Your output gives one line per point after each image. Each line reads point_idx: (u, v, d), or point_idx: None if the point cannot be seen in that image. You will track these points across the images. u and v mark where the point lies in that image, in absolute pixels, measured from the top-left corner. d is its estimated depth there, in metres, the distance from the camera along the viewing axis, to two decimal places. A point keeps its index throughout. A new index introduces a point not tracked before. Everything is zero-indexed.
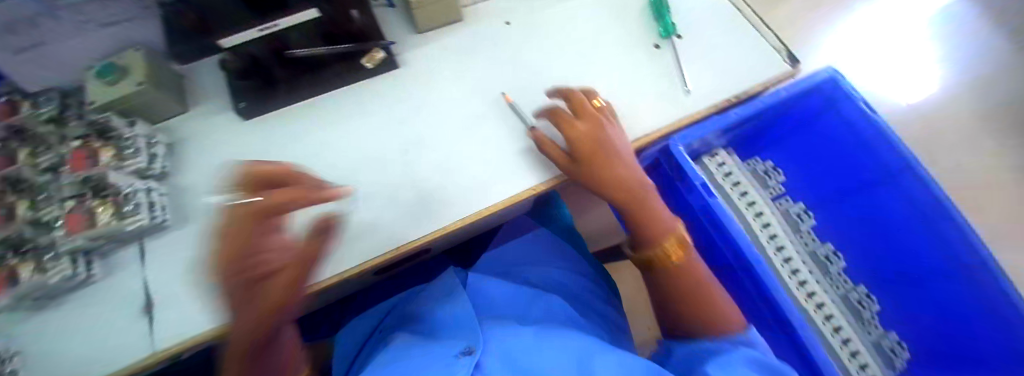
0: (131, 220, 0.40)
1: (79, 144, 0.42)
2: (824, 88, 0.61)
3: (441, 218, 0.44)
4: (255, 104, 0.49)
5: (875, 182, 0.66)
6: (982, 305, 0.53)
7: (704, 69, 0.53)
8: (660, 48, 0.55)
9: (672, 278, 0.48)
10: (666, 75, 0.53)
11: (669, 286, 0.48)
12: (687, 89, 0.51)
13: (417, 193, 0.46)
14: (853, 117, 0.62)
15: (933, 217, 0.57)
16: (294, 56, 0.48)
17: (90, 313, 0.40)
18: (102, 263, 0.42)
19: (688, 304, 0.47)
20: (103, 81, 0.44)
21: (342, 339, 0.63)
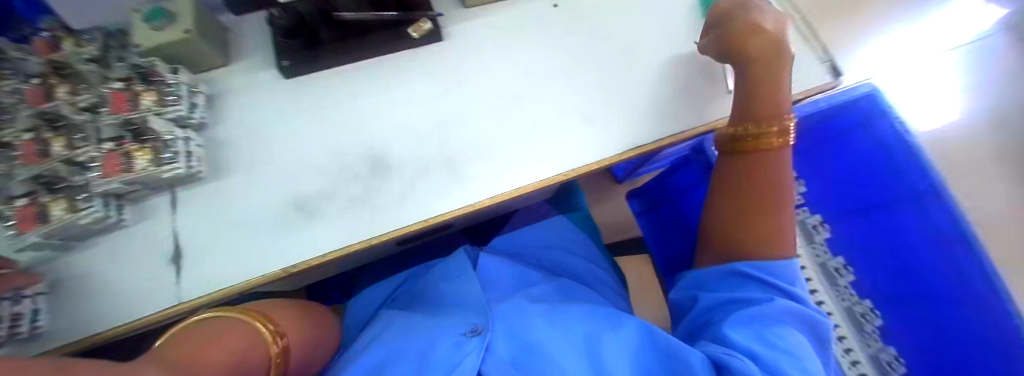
0: (167, 168, 0.39)
1: (121, 86, 0.41)
2: (861, 105, 0.69)
3: (478, 195, 0.44)
4: (302, 61, 0.47)
5: (909, 200, 0.70)
6: (982, 321, 0.59)
7: None
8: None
9: (747, 175, 0.48)
10: (711, 73, 0.52)
11: (741, 191, 0.49)
12: (729, 89, 0.51)
13: (455, 167, 0.45)
14: (884, 133, 0.69)
15: (950, 238, 0.63)
16: (341, 19, 0.48)
17: (120, 257, 0.40)
18: (134, 208, 0.42)
19: (746, 212, 0.49)
20: (148, 25, 0.43)
21: (350, 311, 0.62)
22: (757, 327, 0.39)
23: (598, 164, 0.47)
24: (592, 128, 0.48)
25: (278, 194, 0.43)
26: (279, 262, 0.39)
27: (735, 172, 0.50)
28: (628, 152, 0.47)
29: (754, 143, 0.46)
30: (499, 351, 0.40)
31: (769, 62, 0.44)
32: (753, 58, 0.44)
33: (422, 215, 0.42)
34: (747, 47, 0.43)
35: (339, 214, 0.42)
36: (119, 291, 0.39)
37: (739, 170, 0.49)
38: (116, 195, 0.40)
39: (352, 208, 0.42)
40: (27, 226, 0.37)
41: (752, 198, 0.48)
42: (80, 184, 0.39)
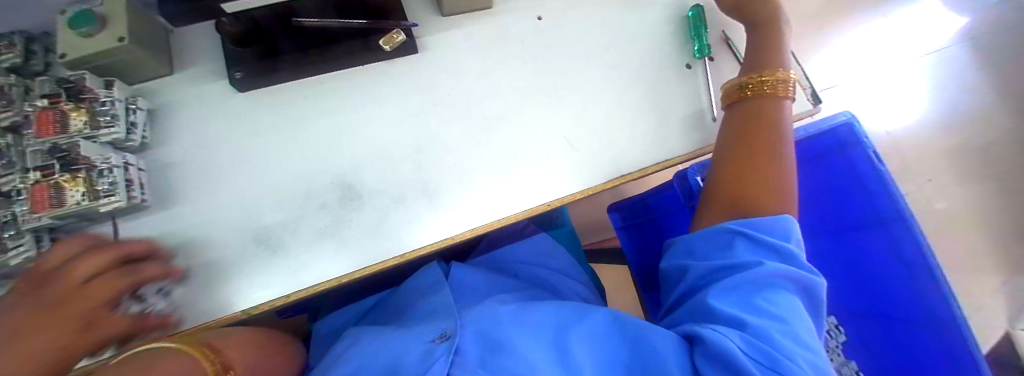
0: (114, 195, 0.35)
1: (47, 105, 0.36)
2: (841, 133, 0.62)
3: (449, 229, 0.41)
4: (252, 76, 0.42)
5: (861, 226, 0.61)
6: (945, 363, 0.51)
7: None
8: (691, 69, 0.52)
9: (748, 121, 0.44)
10: (697, 98, 0.51)
11: (744, 137, 0.43)
12: (715, 117, 0.50)
13: (427, 197, 0.42)
14: (862, 163, 0.60)
15: (913, 268, 0.55)
16: (305, 27, 0.43)
17: None
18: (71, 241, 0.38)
19: (751, 158, 0.42)
20: (74, 31, 0.37)
21: (318, 333, 0.59)
22: (748, 298, 0.36)
23: (580, 194, 0.45)
24: (573, 155, 0.47)
25: (233, 227, 0.39)
26: (239, 303, 0.37)
27: (743, 119, 0.44)
28: (610, 181, 0.46)
29: (755, 88, 0.43)
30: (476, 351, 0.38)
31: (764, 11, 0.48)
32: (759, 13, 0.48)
33: (388, 251, 0.40)
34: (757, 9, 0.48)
35: (302, 249, 0.39)
36: None
37: (746, 117, 0.44)
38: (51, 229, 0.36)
39: (316, 243, 0.39)
40: None
41: (760, 146, 0.42)
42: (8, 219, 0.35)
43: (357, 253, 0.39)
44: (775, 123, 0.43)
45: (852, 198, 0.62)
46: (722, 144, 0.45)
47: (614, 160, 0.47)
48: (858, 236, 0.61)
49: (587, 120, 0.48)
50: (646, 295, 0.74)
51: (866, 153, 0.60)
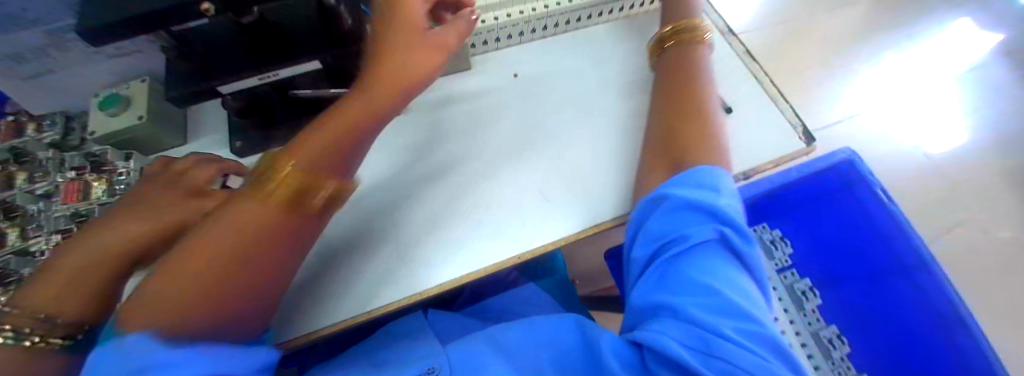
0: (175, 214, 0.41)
1: (75, 176, 0.43)
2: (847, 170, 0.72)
3: (415, 285, 0.41)
4: (251, 143, 0.49)
5: (886, 272, 0.65)
6: None
7: None
8: None
9: (679, 84, 0.45)
10: None
11: (677, 97, 0.44)
12: None
13: (402, 251, 0.44)
14: (869, 202, 0.69)
15: (941, 310, 0.57)
16: (298, 96, 0.49)
17: None
18: None
19: (674, 112, 0.43)
20: (103, 112, 0.44)
21: None
22: (674, 275, 0.33)
23: (552, 245, 0.44)
24: (546, 206, 0.46)
25: None
26: None
27: (671, 85, 0.46)
28: (582, 231, 0.45)
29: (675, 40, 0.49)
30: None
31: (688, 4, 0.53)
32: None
33: (354, 309, 0.40)
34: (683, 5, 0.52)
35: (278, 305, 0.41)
36: None
37: (677, 82, 0.46)
38: None
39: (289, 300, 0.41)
40: None
41: (691, 102, 0.43)
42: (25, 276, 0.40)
43: (327, 312, 0.41)
44: (701, 86, 0.45)
45: (865, 239, 0.68)
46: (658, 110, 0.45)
47: (587, 210, 0.46)
48: (881, 281, 0.65)
49: (561, 170, 0.49)
50: None
51: (872, 189, 0.69)
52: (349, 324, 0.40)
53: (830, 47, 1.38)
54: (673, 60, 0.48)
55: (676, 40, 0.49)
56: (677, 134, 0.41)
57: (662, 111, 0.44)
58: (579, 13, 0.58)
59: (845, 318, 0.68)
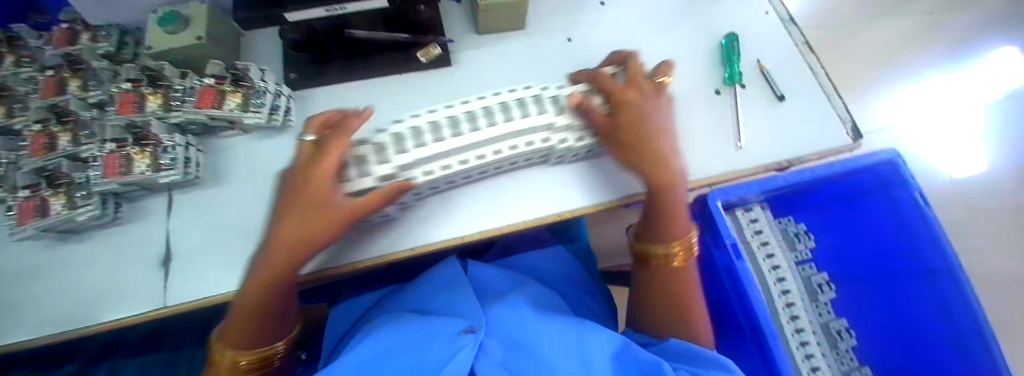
0: (249, 114, 0.43)
1: (129, 87, 0.43)
2: (881, 172, 0.58)
3: (450, 230, 0.46)
4: (300, 77, 0.49)
5: (901, 274, 0.63)
6: None
7: (759, 126, 0.52)
8: (721, 94, 0.54)
9: (658, 226, 0.47)
10: (723, 126, 0.52)
11: (663, 234, 0.47)
12: (740, 144, 0.51)
13: (444, 198, 0.48)
14: (907, 205, 0.58)
15: (959, 326, 0.55)
16: (353, 37, 0.49)
17: (114, 253, 0.41)
18: (132, 206, 0.43)
19: (664, 236, 0.47)
20: (161, 28, 0.44)
21: (333, 316, 0.59)
22: None
23: (586, 208, 0.48)
24: (583, 172, 0.50)
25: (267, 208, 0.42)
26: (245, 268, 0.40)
27: (648, 222, 0.48)
28: (616, 199, 0.49)
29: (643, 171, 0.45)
30: (492, 356, 0.40)
31: (636, 105, 0.46)
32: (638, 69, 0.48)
33: (391, 246, 0.45)
34: (641, 125, 0.45)
35: None
36: (104, 290, 0.40)
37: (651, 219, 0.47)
38: (114, 194, 0.41)
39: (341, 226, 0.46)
40: (27, 218, 0.38)
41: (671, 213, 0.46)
42: (80, 180, 0.40)
43: (371, 244, 0.45)
44: (671, 173, 0.45)
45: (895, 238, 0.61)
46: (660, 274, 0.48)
47: (616, 185, 0.49)
48: (908, 284, 0.61)
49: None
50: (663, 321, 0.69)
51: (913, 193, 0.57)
52: (369, 263, 0.45)
53: (869, 55, 1.35)
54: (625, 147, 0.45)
55: (645, 167, 0.45)
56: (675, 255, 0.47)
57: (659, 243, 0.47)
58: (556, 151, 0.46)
59: (859, 314, 0.68)
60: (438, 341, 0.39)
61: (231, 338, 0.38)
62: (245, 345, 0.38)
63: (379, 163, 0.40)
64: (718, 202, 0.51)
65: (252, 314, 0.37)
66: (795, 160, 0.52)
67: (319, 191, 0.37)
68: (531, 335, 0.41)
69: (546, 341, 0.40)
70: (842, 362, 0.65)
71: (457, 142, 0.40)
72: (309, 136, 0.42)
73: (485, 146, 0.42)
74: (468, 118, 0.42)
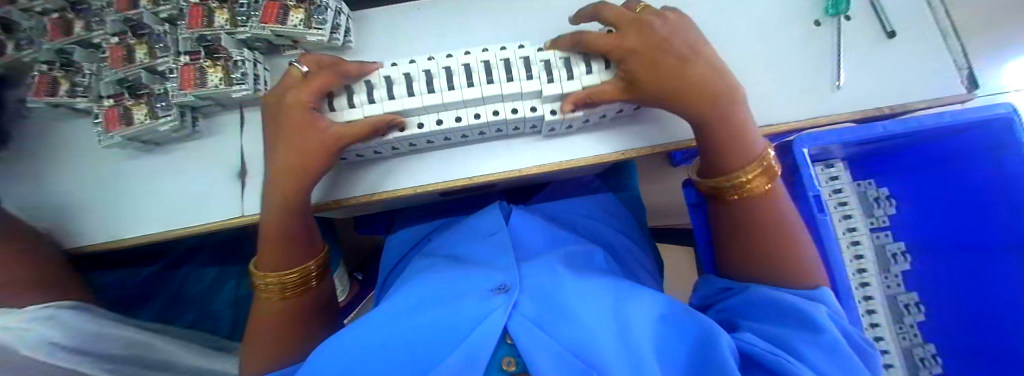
0: (313, 31, 0.41)
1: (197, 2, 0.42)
2: (993, 130, 0.46)
3: (493, 165, 0.44)
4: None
5: (1000, 242, 0.51)
6: None
7: (862, 66, 0.46)
8: (822, 25, 0.48)
9: (719, 151, 0.36)
10: (821, 64, 0.46)
11: (719, 166, 0.37)
12: (836, 83, 0.45)
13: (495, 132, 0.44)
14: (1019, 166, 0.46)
15: None
16: None
17: (194, 165, 0.43)
18: (206, 123, 0.44)
19: (731, 162, 0.36)
20: None
21: (387, 246, 0.63)
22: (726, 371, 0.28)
23: (654, 149, 0.43)
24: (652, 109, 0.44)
25: None
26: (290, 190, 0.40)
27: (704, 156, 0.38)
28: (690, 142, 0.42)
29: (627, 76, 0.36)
30: (523, 310, 0.34)
31: (637, 54, 0.33)
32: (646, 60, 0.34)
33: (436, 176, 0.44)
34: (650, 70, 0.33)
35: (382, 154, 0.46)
36: (189, 197, 0.42)
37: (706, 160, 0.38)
38: (190, 108, 0.42)
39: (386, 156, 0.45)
40: (114, 126, 0.40)
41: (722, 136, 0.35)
42: (158, 92, 0.42)
43: (414, 174, 0.44)
44: (696, 82, 0.34)
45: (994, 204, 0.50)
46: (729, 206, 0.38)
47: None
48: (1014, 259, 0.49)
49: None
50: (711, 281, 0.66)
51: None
52: (405, 194, 0.44)
53: None
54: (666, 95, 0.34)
55: (661, 88, 0.34)
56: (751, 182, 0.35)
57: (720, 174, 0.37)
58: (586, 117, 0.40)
59: (938, 289, 0.57)
60: (465, 296, 0.36)
61: (267, 261, 0.38)
62: (286, 269, 0.38)
63: (401, 93, 0.38)
64: (805, 148, 0.47)
65: (289, 207, 0.37)
66: (901, 106, 0.45)
67: (287, 118, 0.35)
68: (562, 289, 0.36)
69: (583, 301, 0.34)
70: (902, 339, 0.58)
71: (470, 94, 0.37)
72: (302, 66, 0.36)
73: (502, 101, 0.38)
74: (503, 67, 0.39)
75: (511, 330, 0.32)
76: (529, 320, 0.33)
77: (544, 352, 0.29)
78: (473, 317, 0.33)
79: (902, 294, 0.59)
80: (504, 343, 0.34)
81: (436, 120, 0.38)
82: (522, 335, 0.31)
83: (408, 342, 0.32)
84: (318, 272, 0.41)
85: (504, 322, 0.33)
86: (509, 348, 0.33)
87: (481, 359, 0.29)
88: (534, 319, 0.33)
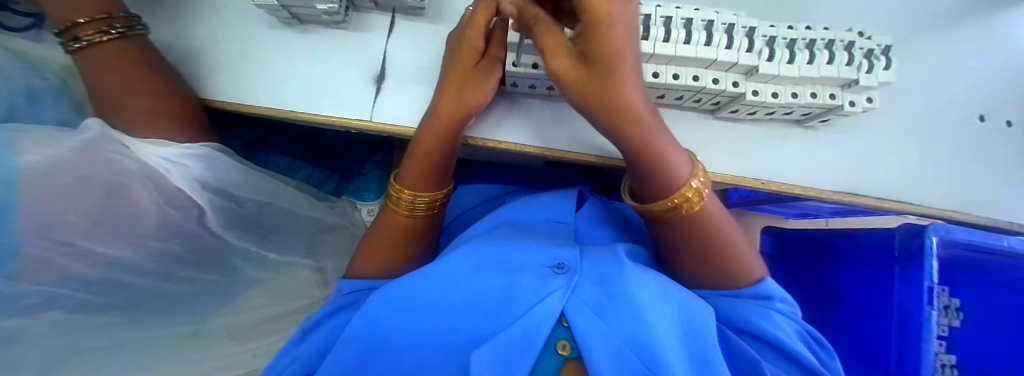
0: None
1: None
2: None
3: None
4: None
5: None
6: None
7: (985, 175, 0.44)
8: (1012, 152, 0.45)
9: (644, 179, 0.36)
10: (951, 166, 0.44)
11: (652, 187, 0.37)
12: (954, 190, 0.44)
13: None
14: None
15: None
16: None
17: (332, 54, 0.41)
18: (356, 14, 0.42)
19: (658, 191, 0.36)
20: None
21: (454, 195, 0.59)
22: None
23: (797, 189, 0.40)
24: (811, 147, 0.42)
25: None
26: (413, 111, 0.40)
27: (636, 174, 0.37)
28: (835, 194, 0.41)
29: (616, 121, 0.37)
30: (582, 294, 0.35)
31: (599, 81, 0.31)
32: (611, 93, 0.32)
33: (570, 146, 0.42)
34: (603, 59, 0.30)
35: (520, 106, 0.43)
36: (324, 87, 0.41)
37: (673, 226, 0.38)
38: None
39: (522, 110, 0.43)
40: None
41: (649, 159, 0.34)
42: None
43: (545, 136, 0.42)
44: (624, 107, 0.32)
45: None
46: (661, 225, 0.39)
47: (865, 178, 0.42)
48: None
49: (864, 129, 0.42)
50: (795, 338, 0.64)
51: None
52: (530, 152, 0.41)
53: None
54: (590, 99, 0.33)
55: (590, 102, 0.33)
56: (681, 207, 0.36)
57: (650, 199, 0.37)
58: (737, 106, 0.38)
59: None
60: (526, 274, 0.37)
61: (412, 177, 0.40)
62: (416, 184, 0.40)
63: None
64: (933, 237, 0.41)
65: (444, 127, 0.37)
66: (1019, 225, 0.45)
67: (465, 34, 0.36)
68: (628, 279, 0.35)
69: (650, 298, 0.34)
70: None
71: (646, 48, 0.33)
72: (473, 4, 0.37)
73: (676, 66, 0.35)
74: (702, 28, 0.35)
75: (569, 315, 0.33)
76: (584, 306, 0.34)
77: (604, 350, 0.31)
78: (529, 303, 0.34)
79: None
80: (560, 325, 0.34)
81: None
82: (580, 324, 0.32)
83: (460, 308, 0.34)
84: (443, 200, 0.43)
85: (562, 306, 0.34)
86: (564, 331, 0.33)
87: (537, 343, 0.31)
88: (586, 307, 0.34)
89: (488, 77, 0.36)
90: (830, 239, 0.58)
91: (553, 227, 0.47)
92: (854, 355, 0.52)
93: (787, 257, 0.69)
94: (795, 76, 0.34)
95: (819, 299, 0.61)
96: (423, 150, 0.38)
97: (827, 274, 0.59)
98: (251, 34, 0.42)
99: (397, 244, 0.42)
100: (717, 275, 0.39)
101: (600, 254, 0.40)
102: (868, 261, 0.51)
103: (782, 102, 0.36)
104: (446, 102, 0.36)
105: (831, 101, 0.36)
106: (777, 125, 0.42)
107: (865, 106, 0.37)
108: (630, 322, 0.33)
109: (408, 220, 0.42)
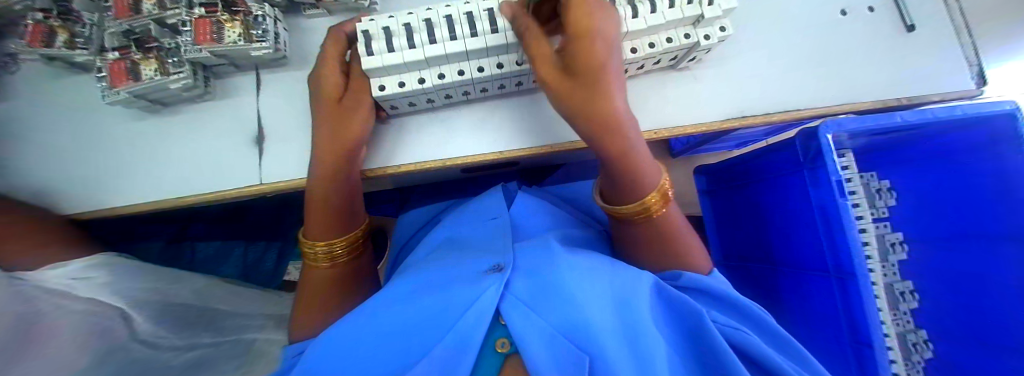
0: None
1: None
2: None
3: (521, 141, 0.42)
4: None
5: None
6: None
7: (863, 64, 0.47)
8: (881, 33, 0.48)
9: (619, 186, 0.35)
10: (830, 65, 0.46)
11: (622, 194, 0.35)
12: (840, 85, 0.46)
13: (517, 104, 0.43)
14: None
15: None
16: None
17: (207, 128, 0.41)
18: (221, 83, 0.41)
19: (627, 195, 0.35)
20: None
21: (396, 226, 0.59)
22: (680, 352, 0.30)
23: (690, 128, 0.41)
24: (694, 84, 0.43)
25: None
26: (299, 159, 0.39)
27: (611, 181, 0.35)
28: (725, 121, 0.42)
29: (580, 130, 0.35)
30: (516, 289, 0.36)
31: (582, 91, 0.30)
32: (588, 112, 0.30)
33: (469, 148, 0.42)
34: (586, 66, 0.29)
35: (410, 125, 0.43)
36: (206, 164, 0.40)
37: (644, 227, 0.38)
38: (202, 66, 0.39)
39: (411, 128, 0.43)
40: (119, 81, 0.36)
41: (628, 165, 0.33)
42: (169, 46, 0.37)
43: (443, 146, 0.42)
44: (607, 114, 0.30)
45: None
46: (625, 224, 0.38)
47: (750, 100, 0.43)
48: None
49: (736, 55, 0.44)
50: (750, 263, 0.67)
51: None
52: (432, 167, 0.41)
53: None
54: (573, 110, 0.31)
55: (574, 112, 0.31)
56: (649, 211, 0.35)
57: (623, 203, 0.36)
58: None
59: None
60: (459, 283, 0.37)
61: (318, 222, 0.39)
62: (322, 227, 0.39)
63: (421, 41, 0.35)
64: (830, 135, 0.43)
65: (330, 163, 0.36)
66: (908, 98, 0.47)
67: (326, 68, 0.36)
68: (558, 266, 0.36)
69: (578, 278, 0.35)
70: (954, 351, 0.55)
71: (492, 40, 0.35)
72: (331, 38, 0.36)
73: None
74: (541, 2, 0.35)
75: (504, 312, 0.34)
76: (519, 301, 0.35)
77: (538, 340, 0.31)
78: (463, 309, 0.34)
79: (899, 281, 0.53)
80: (498, 324, 0.34)
81: (456, 70, 0.37)
82: (513, 319, 0.33)
83: (399, 337, 0.34)
84: (361, 239, 0.43)
85: (496, 305, 0.35)
86: (503, 329, 0.34)
87: (472, 350, 0.31)
88: (520, 301, 0.35)
89: (356, 105, 0.36)
90: (750, 165, 0.60)
91: (483, 231, 0.47)
92: (800, 264, 0.53)
93: (722, 192, 0.72)
94: (642, 28, 0.35)
95: (756, 224, 0.63)
96: (319, 193, 0.37)
97: (755, 196, 0.62)
98: (126, 134, 0.42)
99: (326, 294, 0.41)
100: (643, 239, 0.39)
101: (528, 249, 0.41)
102: (785, 172, 0.52)
103: (643, 55, 0.37)
104: (325, 138, 0.36)
105: (688, 40, 0.37)
106: (655, 74, 0.43)
107: (720, 35, 0.38)
108: (562, 305, 0.33)
109: (335, 268, 0.41)
